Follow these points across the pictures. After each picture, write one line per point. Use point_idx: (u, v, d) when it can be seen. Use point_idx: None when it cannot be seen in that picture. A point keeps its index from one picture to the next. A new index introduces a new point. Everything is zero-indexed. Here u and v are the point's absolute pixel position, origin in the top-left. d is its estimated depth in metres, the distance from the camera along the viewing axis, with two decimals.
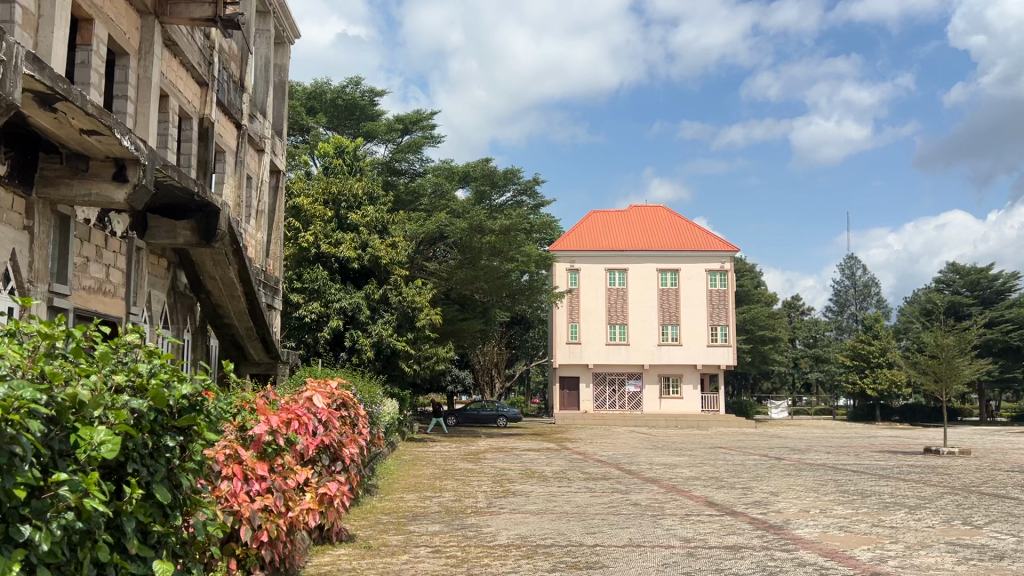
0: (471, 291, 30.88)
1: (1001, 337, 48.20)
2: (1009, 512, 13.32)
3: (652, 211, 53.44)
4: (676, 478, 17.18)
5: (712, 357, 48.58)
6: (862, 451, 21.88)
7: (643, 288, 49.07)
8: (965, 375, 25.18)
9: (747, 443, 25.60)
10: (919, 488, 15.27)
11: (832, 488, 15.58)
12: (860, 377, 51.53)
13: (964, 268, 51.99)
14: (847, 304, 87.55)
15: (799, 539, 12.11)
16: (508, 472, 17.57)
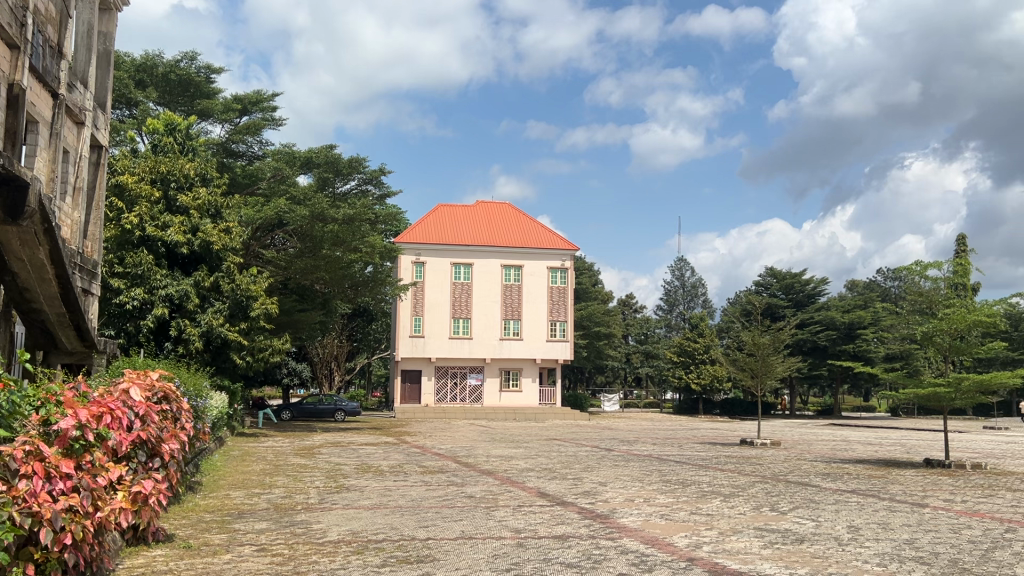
0: (310, 281, 30.12)
1: (810, 337, 52.41)
2: (811, 498, 14.44)
3: (497, 207, 54.14)
4: (512, 470, 17.46)
5: (550, 351, 49.88)
6: (683, 443, 23.13)
7: (487, 284, 49.52)
8: (777, 371, 27.18)
9: (578, 435, 26.45)
10: (734, 477, 16.30)
11: (655, 477, 16.37)
12: (685, 372, 54.50)
13: (780, 273, 56.07)
14: (676, 304, 92.18)
15: (624, 527, 12.62)
16: (343, 467, 17.21)
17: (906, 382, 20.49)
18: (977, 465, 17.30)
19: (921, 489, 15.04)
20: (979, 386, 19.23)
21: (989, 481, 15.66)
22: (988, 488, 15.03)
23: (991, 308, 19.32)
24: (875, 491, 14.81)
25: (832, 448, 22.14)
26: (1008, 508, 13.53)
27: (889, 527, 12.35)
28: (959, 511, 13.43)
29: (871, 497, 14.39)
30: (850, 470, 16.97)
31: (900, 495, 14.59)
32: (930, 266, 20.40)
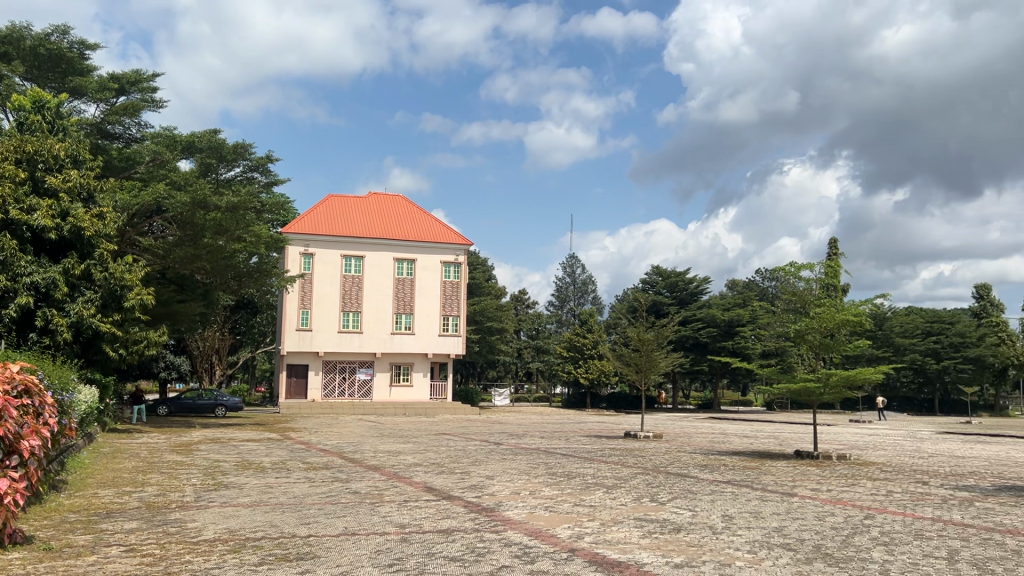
0: (190, 271, 29.04)
1: (692, 334, 54.32)
2: (688, 488, 14.94)
3: (390, 199, 53.54)
4: (399, 465, 17.30)
5: (442, 346, 49.79)
6: (570, 436, 23.56)
7: (378, 278, 48.91)
8: (661, 366, 28.03)
9: (467, 430, 26.54)
10: (617, 468, 16.69)
11: (542, 470, 16.56)
12: (574, 367, 55.51)
13: (666, 272, 57.77)
14: (567, 300, 93.62)
15: (508, 520, 12.72)
16: (222, 464, 16.64)
17: (779, 377, 21.49)
18: (840, 456, 18.33)
19: (790, 479, 15.81)
20: (845, 381, 20.37)
21: (851, 471, 16.63)
22: (850, 478, 15.96)
23: (858, 308, 20.47)
24: (749, 482, 15.47)
25: (710, 440, 23.02)
26: (868, 496, 14.40)
27: (760, 515, 12.93)
28: (824, 499, 14.18)
29: (745, 488, 15.01)
30: (725, 461, 17.66)
31: (771, 485, 15.29)
32: (804, 267, 21.43)
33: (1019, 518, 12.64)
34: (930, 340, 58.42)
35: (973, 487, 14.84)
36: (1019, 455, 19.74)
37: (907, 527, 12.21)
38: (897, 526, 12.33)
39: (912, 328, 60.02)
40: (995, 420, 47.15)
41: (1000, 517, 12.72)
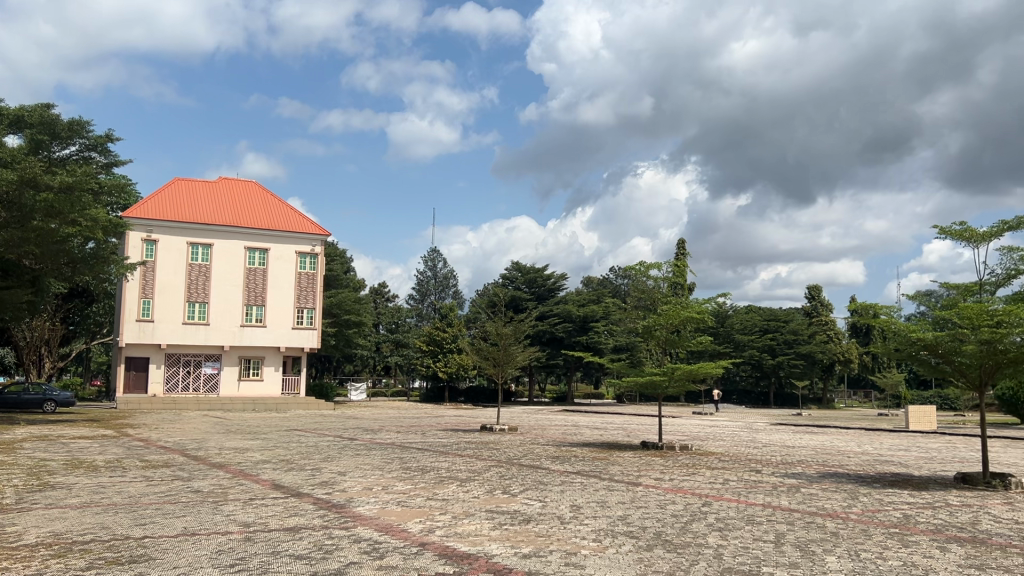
0: (16, 255, 26.82)
1: (549, 328, 55.45)
2: (540, 480, 15.25)
3: (242, 185, 51.57)
4: (246, 462, 16.69)
5: (295, 339, 48.43)
6: (426, 430, 23.43)
7: (228, 267, 47.02)
8: (517, 360, 28.43)
9: (321, 425, 25.89)
10: (471, 462, 16.81)
11: (395, 465, 16.42)
12: (433, 361, 55.40)
13: (525, 267, 58.64)
14: (428, 293, 93.30)
15: (358, 516, 12.53)
16: (49, 463, 15.50)
17: (629, 372, 22.27)
18: (683, 446, 19.22)
19: (636, 469, 16.44)
20: (688, 375, 21.40)
21: (692, 460, 17.46)
22: (691, 467, 16.78)
23: (701, 305, 21.57)
24: (597, 472, 15.95)
25: (563, 433, 23.53)
26: (706, 484, 15.18)
27: (606, 505, 13.37)
28: (666, 488, 14.83)
29: (594, 478, 15.47)
30: (576, 453, 18.13)
31: (617, 474, 15.84)
32: (652, 266, 22.24)
33: (838, 502, 13.69)
34: (767, 337, 62.28)
35: (799, 474, 15.94)
36: (841, 444, 21.37)
37: (740, 513, 12.96)
38: (731, 512, 13.06)
39: (751, 325, 63.90)
40: (822, 412, 50.73)
41: (822, 501, 13.72)
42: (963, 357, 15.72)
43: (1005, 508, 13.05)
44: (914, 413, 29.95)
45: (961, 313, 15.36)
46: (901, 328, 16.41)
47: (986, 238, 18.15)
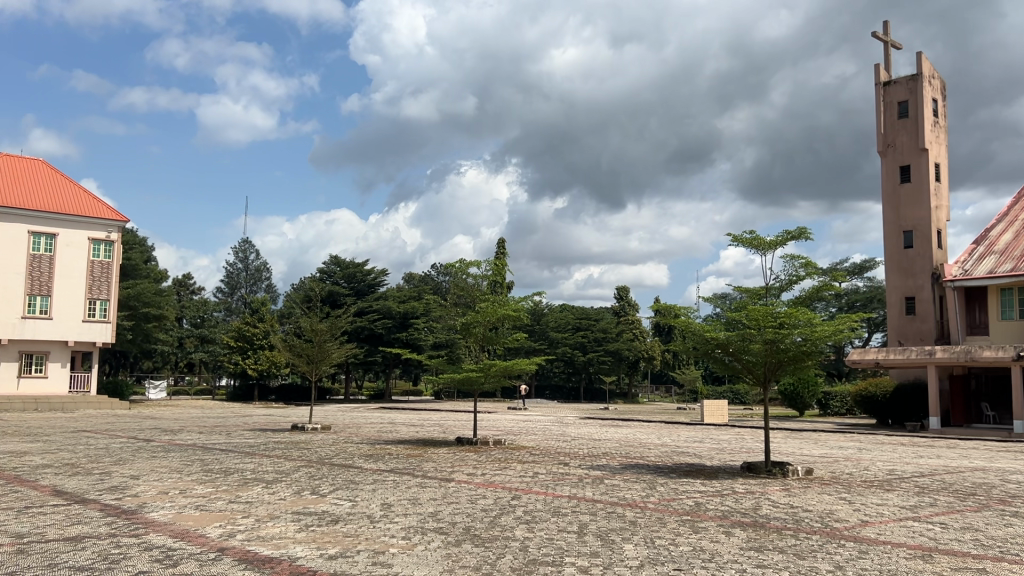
0: None
1: (367, 325, 54.68)
2: (351, 479, 14.97)
3: (25, 163, 46.96)
4: (23, 467, 15.17)
5: (87, 333, 44.80)
6: (231, 430, 22.37)
7: (9, 253, 42.76)
8: (332, 356, 27.79)
9: (112, 426, 24.06)
10: (279, 463, 16.19)
11: (196, 467, 15.54)
12: (242, 357, 53.06)
13: (344, 262, 57.47)
14: (237, 286, 89.30)
15: (150, 522, 11.73)
16: None
17: (447, 368, 22.31)
18: (496, 442, 19.50)
19: (449, 466, 16.50)
20: (503, 371, 21.75)
21: (504, 455, 17.76)
22: (502, 461, 17.07)
23: (518, 304, 22.00)
24: (410, 469, 15.86)
25: (378, 430, 23.21)
26: (516, 478, 15.51)
27: (417, 502, 13.33)
28: (478, 483, 14.99)
29: (406, 475, 15.37)
30: (389, 450, 17.95)
31: (430, 471, 15.84)
32: (472, 265, 22.43)
33: (637, 492, 14.41)
34: (579, 335, 64.88)
35: (604, 466, 16.64)
36: (643, 436, 22.49)
37: (547, 506, 13.34)
38: (539, 505, 13.41)
39: (564, 323, 66.40)
40: (628, 407, 51.58)
41: (623, 492, 14.39)
42: (751, 355, 17.04)
43: (782, 494, 14.28)
44: (709, 407, 32.15)
45: (749, 315, 16.64)
46: (698, 328, 17.49)
47: (773, 247, 19.80)
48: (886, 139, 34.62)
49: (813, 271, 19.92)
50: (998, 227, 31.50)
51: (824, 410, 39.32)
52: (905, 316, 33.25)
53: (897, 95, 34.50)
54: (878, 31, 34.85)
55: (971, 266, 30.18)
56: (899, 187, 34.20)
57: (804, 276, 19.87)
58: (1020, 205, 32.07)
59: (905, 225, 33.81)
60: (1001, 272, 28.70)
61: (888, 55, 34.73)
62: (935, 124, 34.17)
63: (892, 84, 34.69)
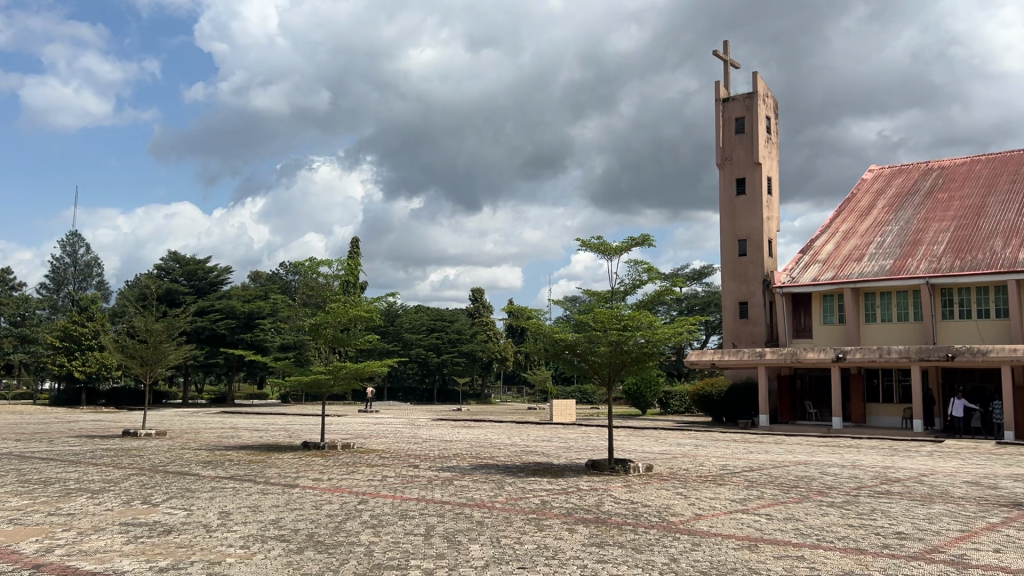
0: None
1: (209, 325, 52.24)
2: (186, 487, 14.25)
3: None
4: None
5: None
6: (53, 437, 20.75)
7: None
8: (169, 358, 26.37)
9: None
10: (107, 471, 15.18)
11: (11, 479, 14.29)
12: (68, 359, 49.39)
13: (183, 258, 54.75)
14: (64, 283, 83.10)
15: None
16: None
17: (294, 370, 21.64)
18: (344, 445, 19.12)
19: (293, 471, 16.03)
20: (354, 373, 21.34)
21: (352, 459, 17.44)
22: (350, 465, 16.75)
23: (370, 305, 21.66)
24: (251, 476, 15.27)
25: (218, 435, 22.16)
26: (364, 481, 15.26)
27: (258, 509, 12.83)
28: (323, 488, 14.63)
29: (247, 482, 14.77)
30: (230, 456, 17.21)
31: (274, 477, 15.30)
32: (324, 264, 21.85)
33: (485, 492, 14.51)
34: (433, 337, 64.90)
35: (453, 468, 16.65)
36: (493, 437, 22.71)
37: (395, 509, 13.20)
38: (386, 508, 13.24)
39: (418, 324, 66.24)
40: (480, 408, 53.68)
41: (471, 493, 14.46)
42: (597, 356, 17.58)
43: (623, 490, 14.80)
44: (558, 407, 32.89)
45: (596, 318, 17.10)
46: (548, 330, 17.81)
47: (619, 252, 20.48)
48: (724, 153, 36.66)
49: (655, 277, 20.76)
50: (821, 238, 33.96)
51: (665, 409, 41.13)
52: (739, 319, 35.28)
53: (734, 112, 36.60)
54: (719, 50, 36.85)
55: (797, 273, 32.34)
56: (735, 199, 36.31)
57: (646, 281, 20.68)
58: (840, 218, 34.73)
59: (740, 234, 35.91)
60: (824, 278, 30.92)
61: (727, 73, 36.81)
62: (767, 140, 36.52)
63: (730, 101, 36.78)
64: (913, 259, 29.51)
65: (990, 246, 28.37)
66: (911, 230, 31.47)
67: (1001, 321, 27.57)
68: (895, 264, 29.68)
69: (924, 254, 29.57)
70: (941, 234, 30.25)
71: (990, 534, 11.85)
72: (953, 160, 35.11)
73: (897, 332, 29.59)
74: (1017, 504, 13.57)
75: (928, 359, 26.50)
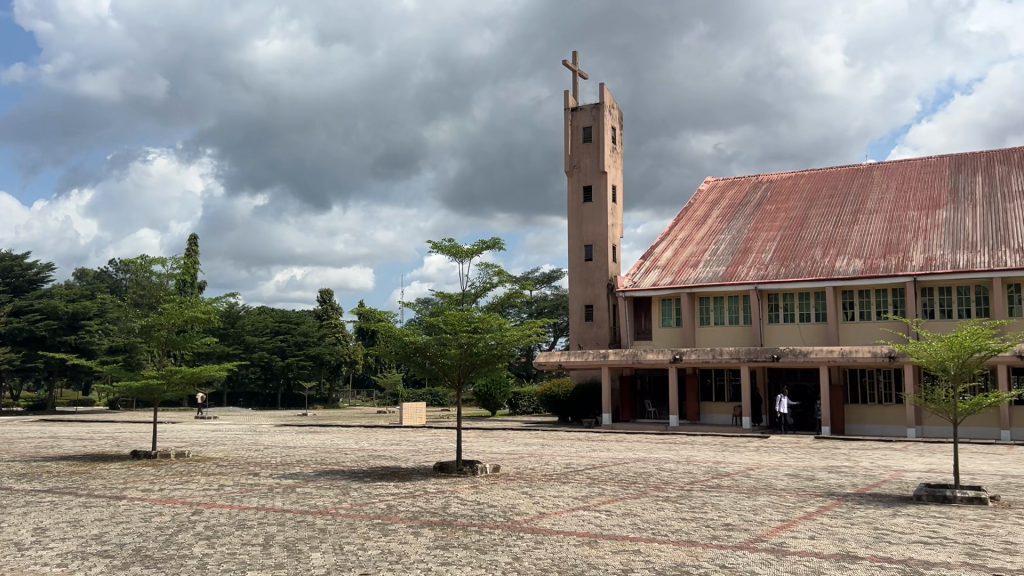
0: None
1: (26, 326, 48.30)
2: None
3: None
4: None
5: None
6: None
7: None
8: None
9: None
10: None
11: None
12: None
13: None
14: None
15: None
16: None
17: (123, 375, 20.32)
18: (177, 454, 18.16)
19: (121, 482, 15.07)
20: (189, 378, 20.24)
21: (186, 468, 16.61)
22: (184, 474, 15.93)
23: (208, 306, 20.65)
24: (72, 489, 14.23)
25: (35, 446, 20.49)
26: (199, 491, 14.55)
27: (78, 523, 11.94)
28: (154, 499, 13.83)
29: (67, 496, 13.73)
30: (49, 468, 15.96)
31: (98, 489, 14.31)
32: (157, 262, 20.65)
33: (329, 499, 14.18)
34: (277, 339, 63.03)
35: (296, 474, 16.16)
36: (338, 442, 22.24)
37: (232, 519, 12.62)
38: (222, 518, 12.66)
39: (262, 326, 64.08)
40: (326, 408, 62.43)
41: (314, 499, 14.09)
42: (447, 359, 17.59)
43: (470, 491, 14.87)
44: (407, 410, 32.70)
45: (445, 320, 17.07)
46: (397, 333, 17.60)
47: (470, 255, 20.58)
48: (573, 160, 37.66)
49: (505, 280, 20.99)
50: (661, 244, 35.54)
51: (514, 410, 41.76)
52: (585, 322, 36.32)
53: (582, 121, 37.68)
54: (568, 61, 37.81)
55: (639, 277, 33.67)
56: (582, 205, 37.40)
57: (496, 283, 20.89)
58: (679, 226, 36.48)
59: (586, 239, 37.01)
60: (663, 283, 32.35)
61: (576, 83, 37.87)
62: (613, 150, 37.86)
63: (579, 110, 37.84)
64: (743, 266, 31.42)
65: (811, 255, 30.63)
66: (742, 238, 33.49)
67: (819, 324, 29.84)
68: (727, 270, 31.51)
69: (753, 261, 31.54)
70: (768, 243, 32.39)
71: (806, 522, 12.77)
72: (779, 174, 37.66)
73: (729, 334, 31.40)
74: (831, 493, 14.71)
75: (756, 360, 28.29)
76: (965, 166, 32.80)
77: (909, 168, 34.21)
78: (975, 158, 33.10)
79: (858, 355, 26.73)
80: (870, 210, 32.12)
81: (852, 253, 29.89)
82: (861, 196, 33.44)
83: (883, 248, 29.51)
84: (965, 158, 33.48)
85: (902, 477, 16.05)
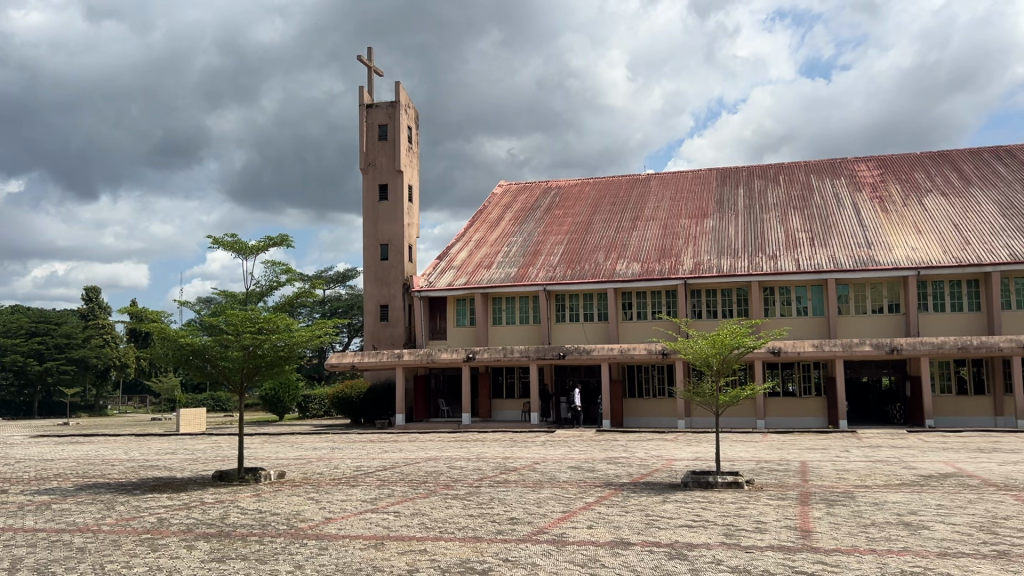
0: None
1: None
2: None
3: None
4: None
5: None
6: None
7: None
8: None
9: None
10: None
11: None
12: None
13: None
14: None
15: None
16: None
17: None
18: None
19: None
20: None
21: None
22: None
23: None
24: None
25: None
26: None
27: None
28: None
29: None
30: None
31: None
32: None
33: (91, 515, 13.07)
34: (35, 341, 57.18)
35: (52, 490, 14.71)
36: (103, 453, 20.53)
37: None
38: None
39: (15, 328, 57.86)
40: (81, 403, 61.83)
41: (73, 516, 12.90)
42: (227, 361, 16.72)
43: (252, 500, 14.26)
44: (185, 416, 30.78)
45: (227, 321, 16.28)
46: (173, 335, 16.56)
47: (256, 251, 19.71)
48: (368, 158, 37.18)
49: (293, 279, 20.32)
50: (456, 245, 35.94)
51: (303, 413, 40.68)
52: (379, 322, 36.00)
53: (377, 118, 37.29)
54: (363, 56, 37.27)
55: (434, 277, 33.85)
56: (377, 204, 37.03)
57: (284, 282, 20.14)
58: (473, 228, 37.07)
59: (381, 238, 36.71)
60: (457, 283, 32.72)
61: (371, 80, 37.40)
62: (409, 149, 37.81)
63: (374, 108, 37.40)
64: (533, 267, 32.46)
65: (594, 258, 32.20)
66: (532, 241, 34.59)
67: (602, 323, 31.46)
68: (518, 272, 32.41)
69: (542, 264, 32.66)
70: (556, 246, 33.70)
71: (585, 513, 13.40)
72: (567, 181, 39.36)
73: (520, 333, 32.36)
74: (608, 484, 15.53)
75: (544, 358, 29.35)
76: (729, 179, 35.94)
77: (682, 179, 36.97)
78: (737, 172, 36.38)
79: (635, 352, 28.50)
80: (648, 217, 34.32)
81: (630, 257, 31.75)
82: (640, 204, 35.65)
83: (658, 253, 31.61)
84: (729, 172, 36.68)
85: (672, 466, 17.27)
